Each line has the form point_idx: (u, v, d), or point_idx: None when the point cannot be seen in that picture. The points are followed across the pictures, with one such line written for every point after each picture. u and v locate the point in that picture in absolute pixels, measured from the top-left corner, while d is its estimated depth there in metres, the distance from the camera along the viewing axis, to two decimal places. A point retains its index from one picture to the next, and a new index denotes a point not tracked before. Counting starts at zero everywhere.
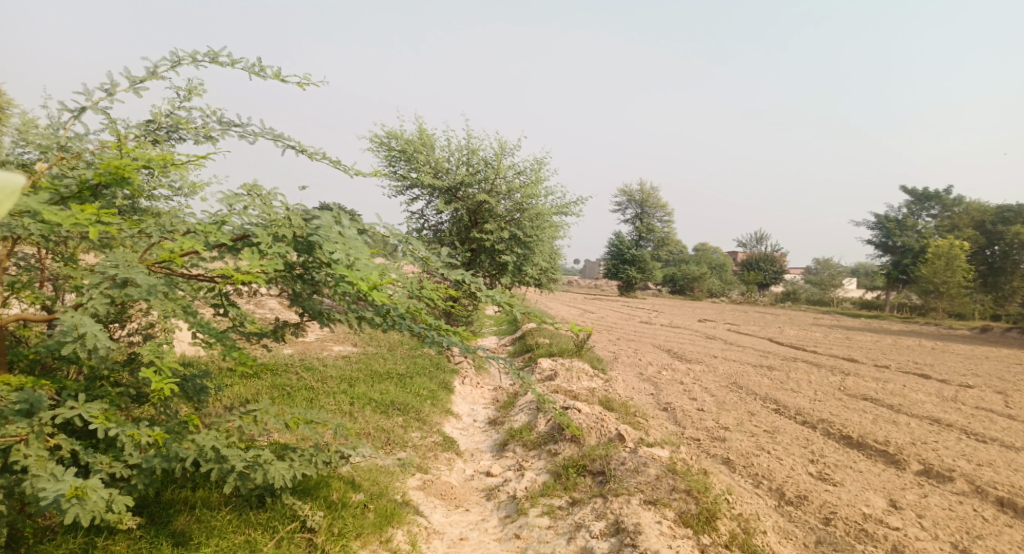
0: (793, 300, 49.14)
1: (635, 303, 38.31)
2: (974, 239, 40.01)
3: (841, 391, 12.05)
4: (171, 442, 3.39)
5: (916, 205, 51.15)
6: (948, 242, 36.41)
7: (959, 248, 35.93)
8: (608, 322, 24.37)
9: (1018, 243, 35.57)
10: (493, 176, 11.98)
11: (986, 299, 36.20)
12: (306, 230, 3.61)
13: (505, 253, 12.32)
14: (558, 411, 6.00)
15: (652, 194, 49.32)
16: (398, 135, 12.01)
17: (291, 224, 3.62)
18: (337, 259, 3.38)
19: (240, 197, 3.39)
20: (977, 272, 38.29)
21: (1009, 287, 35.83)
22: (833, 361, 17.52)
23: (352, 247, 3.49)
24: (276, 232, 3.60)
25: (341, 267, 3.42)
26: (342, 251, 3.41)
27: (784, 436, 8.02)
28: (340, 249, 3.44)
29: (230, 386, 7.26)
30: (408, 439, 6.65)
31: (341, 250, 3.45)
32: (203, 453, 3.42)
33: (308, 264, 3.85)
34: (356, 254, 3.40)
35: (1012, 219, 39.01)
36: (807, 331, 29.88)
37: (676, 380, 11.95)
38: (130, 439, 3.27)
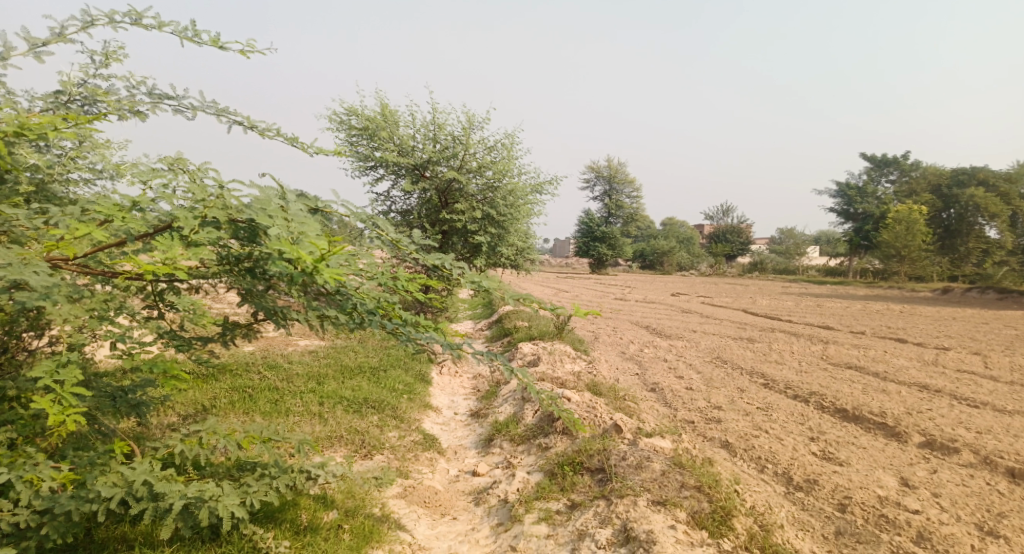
0: (762, 270, 49.58)
1: (607, 280, 38.13)
2: (932, 203, 40.74)
3: (826, 361, 11.85)
4: (90, 480, 3.02)
5: (876, 171, 51.90)
6: (908, 207, 37.00)
7: (919, 212, 36.54)
8: (583, 301, 24.02)
9: (973, 205, 36.32)
10: (463, 152, 11.40)
11: (945, 261, 37.00)
12: (241, 209, 3.05)
13: (478, 234, 11.75)
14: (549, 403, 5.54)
15: (619, 169, 49.10)
16: (359, 112, 11.32)
17: (222, 204, 3.06)
18: (275, 234, 2.85)
19: (158, 172, 2.79)
20: (936, 235, 39.04)
21: (966, 249, 36.63)
22: (811, 329, 17.44)
23: (294, 219, 2.98)
24: (205, 214, 3.03)
25: (282, 244, 2.90)
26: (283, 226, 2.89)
27: (779, 412, 7.72)
28: (280, 224, 2.91)
29: (187, 391, 6.64)
30: (385, 440, 6.13)
31: (279, 222, 2.92)
32: (132, 488, 3.09)
33: (248, 257, 3.28)
34: (299, 227, 2.88)
35: (968, 182, 39.80)
36: (779, 300, 30.03)
37: (659, 358, 11.61)
38: (28, 486, 2.92)
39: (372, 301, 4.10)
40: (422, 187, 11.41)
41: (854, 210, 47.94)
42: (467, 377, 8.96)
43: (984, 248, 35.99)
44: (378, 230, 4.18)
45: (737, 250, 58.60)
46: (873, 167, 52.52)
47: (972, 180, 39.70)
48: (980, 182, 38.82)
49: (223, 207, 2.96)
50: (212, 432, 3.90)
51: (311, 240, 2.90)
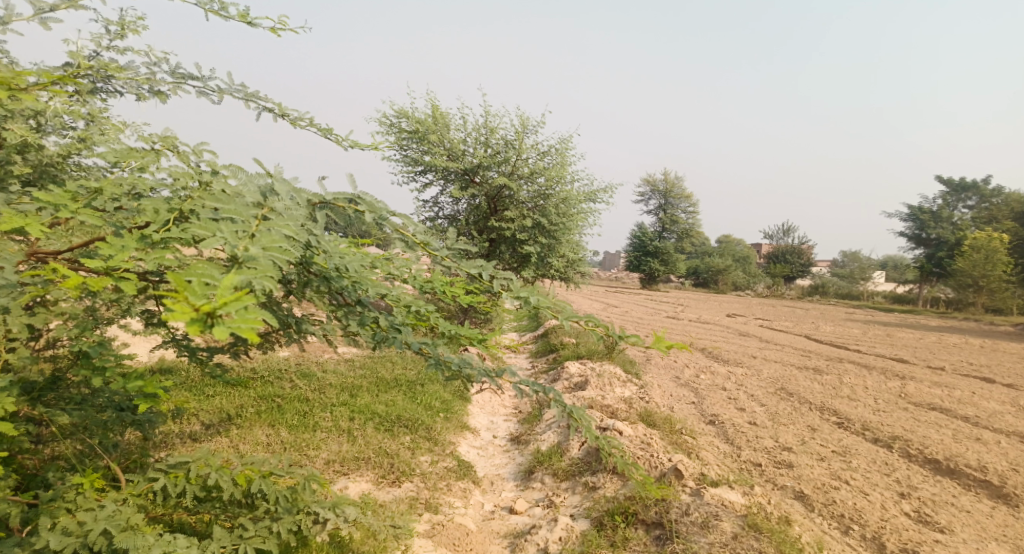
0: (823, 293, 47.37)
1: (659, 297, 37.00)
2: (1014, 231, 38.06)
3: (905, 400, 10.74)
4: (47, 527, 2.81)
5: (952, 195, 49.02)
6: (987, 234, 34.65)
7: (998, 240, 34.16)
8: (633, 318, 23.11)
9: None
10: (516, 157, 10.85)
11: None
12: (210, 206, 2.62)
13: (528, 244, 11.17)
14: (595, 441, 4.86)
15: (675, 183, 47.90)
16: (410, 114, 10.95)
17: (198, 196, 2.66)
18: (212, 247, 2.34)
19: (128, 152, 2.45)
20: (1017, 265, 36.44)
21: None
22: (882, 362, 16.14)
23: (254, 231, 2.45)
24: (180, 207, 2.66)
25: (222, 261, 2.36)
26: (225, 236, 2.38)
27: (858, 459, 6.82)
28: (223, 236, 2.38)
29: (212, 396, 6.26)
30: (417, 465, 5.57)
31: (227, 232, 2.41)
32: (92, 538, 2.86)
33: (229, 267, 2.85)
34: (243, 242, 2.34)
35: None
36: (843, 327, 28.37)
37: (717, 386, 10.74)
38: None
39: (397, 316, 3.67)
40: (470, 192, 10.94)
41: (925, 236, 45.34)
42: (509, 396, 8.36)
43: None
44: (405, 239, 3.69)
45: (797, 272, 56.27)
46: (949, 190, 49.64)
47: None
48: None
49: (190, 202, 2.53)
50: (203, 463, 3.55)
51: (250, 262, 2.31)
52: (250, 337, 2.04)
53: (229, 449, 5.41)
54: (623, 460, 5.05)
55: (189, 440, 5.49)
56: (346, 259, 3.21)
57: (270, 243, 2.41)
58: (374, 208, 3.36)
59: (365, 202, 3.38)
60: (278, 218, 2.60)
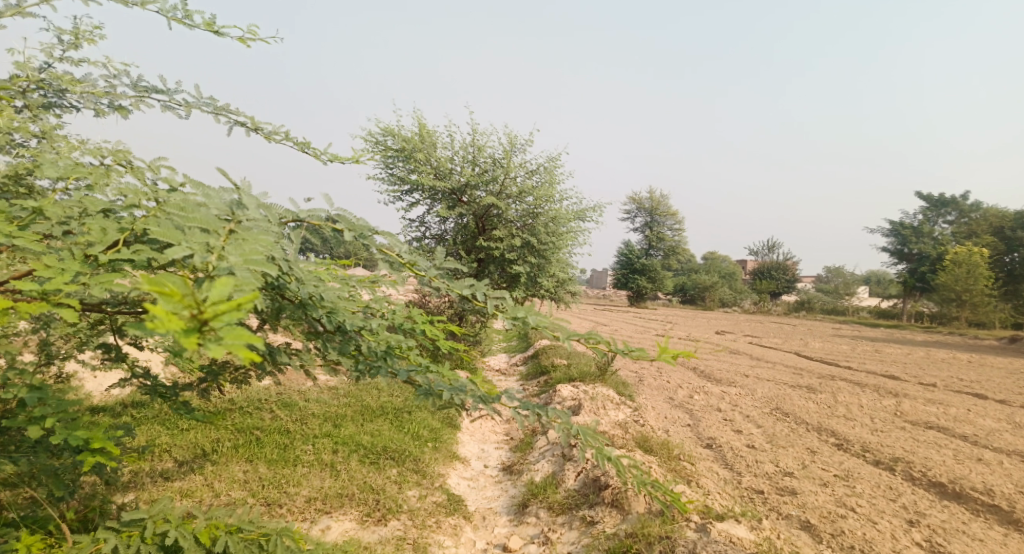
0: (809, 309, 47.55)
1: (647, 315, 36.89)
2: (995, 246, 38.50)
3: (902, 419, 10.57)
4: None
5: (934, 211, 49.63)
6: (969, 249, 34.99)
7: (980, 254, 34.52)
8: (622, 336, 22.91)
9: None
10: (503, 176, 10.67)
11: (1009, 308, 34.75)
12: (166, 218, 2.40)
13: (517, 264, 10.94)
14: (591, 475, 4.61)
15: (661, 202, 48.06)
16: (396, 133, 10.78)
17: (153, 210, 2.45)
18: (176, 256, 2.13)
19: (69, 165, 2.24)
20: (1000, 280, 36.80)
21: None
22: (875, 379, 16.02)
23: (227, 244, 2.22)
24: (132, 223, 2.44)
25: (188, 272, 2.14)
26: (190, 246, 2.17)
27: (862, 483, 6.61)
28: (188, 245, 2.17)
29: (187, 429, 5.95)
30: (404, 501, 5.28)
31: (193, 242, 2.20)
32: None
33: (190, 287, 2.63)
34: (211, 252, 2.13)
35: None
36: (831, 343, 28.36)
37: (712, 407, 10.51)
38: None
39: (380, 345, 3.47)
40: (457, 212, 10.75)
41: (908, 251, 45.77)
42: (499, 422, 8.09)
43: None
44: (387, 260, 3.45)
45: (784, 288, 56.51)
46: (930, 206, 50.26)
47: None
48: None
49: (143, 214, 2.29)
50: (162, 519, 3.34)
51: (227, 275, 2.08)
52: (249, 357, 1.86)
53: (203, 488, 5.10)
54: (621, 494, 4.79)
55: (162, 478, 5.18)
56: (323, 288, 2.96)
57: (248, 256, 2.19)
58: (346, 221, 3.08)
59: (344, 220, 3.13)
60: (250, 232, 2.37)
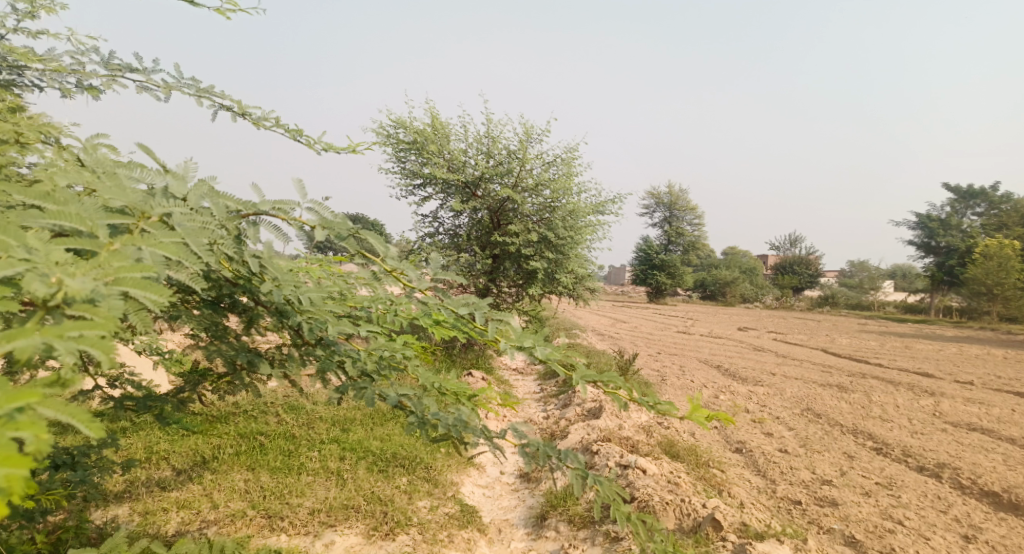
0: (833, 304, 46.57)
1: (666, 311, 36.30)
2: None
3: (942, 420, 10.01)
4: None
5: (962, 203, 48.40)
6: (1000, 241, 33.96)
7: (1011, 247, 33.48)
8: (642, 333, 22.44)
9: None
10: (519, 168, 10.29)
11: None
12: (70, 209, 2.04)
13: (533, 260, 10.52)
14: (617, 493, 4.20)
15: (680, 196, 47.28)
16: (408, 125, 10.44)
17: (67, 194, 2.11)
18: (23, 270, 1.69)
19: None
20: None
21: None
22: (908, 377, 15.41)
23: (106, 254, 1.80)
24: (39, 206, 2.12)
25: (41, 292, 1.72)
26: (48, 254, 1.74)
27: (908, 492, 6.12)
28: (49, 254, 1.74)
29: (189, 435, 5.67)
30: (414, 513, 4.92)
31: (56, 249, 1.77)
32: None
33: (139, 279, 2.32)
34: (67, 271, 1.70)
35: None
36: (858, 339, 27.62)
37: (740, 408, 10.04)
38: None
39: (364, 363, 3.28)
40: (472, 206, 10.38)
41: (935, 244, 44.63)
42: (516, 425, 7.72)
43: None
44: (369, 260, 3.07)
45: (807, 284, 55.48)
46: (958, 198, 49.00)
47: None
48: None
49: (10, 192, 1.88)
50: None
51: (85, 303, 1.66)
52: None
53: (202, 499, 4.79)
54: (650, 509, 4.31)
55: (159, 488, 4.88)
56: (305, 288, 2.61)
57: (123, 274, 1.76)
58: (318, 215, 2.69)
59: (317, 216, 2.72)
60: (154, 237, 1.96)
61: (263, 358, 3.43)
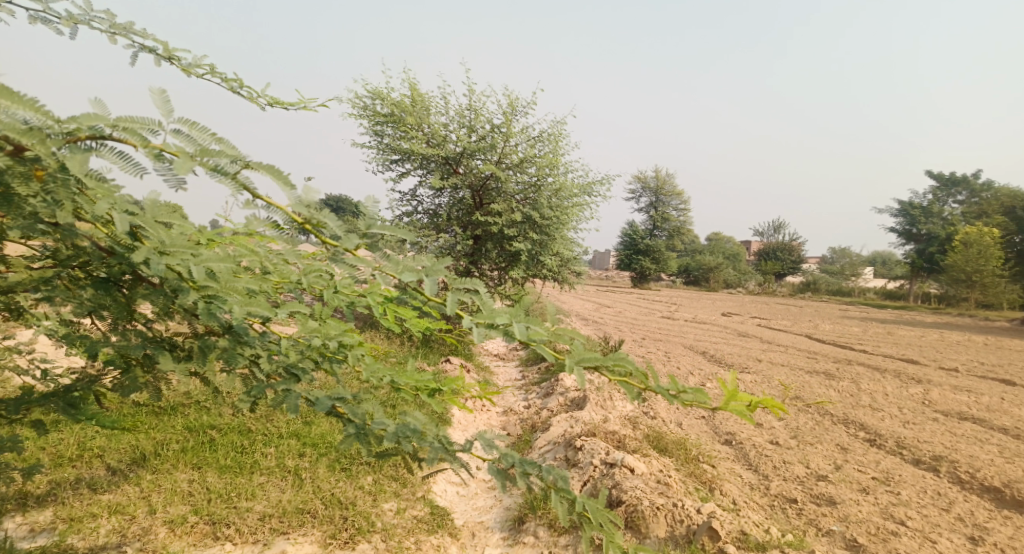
0: (816, 289, 46.68)
1: (650, 296, 36.11)
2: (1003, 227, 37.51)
3: (933, 409, 9.78)
4: None
5: (943, 190, 48.66)
6: (978, 230, 34.11)
7: (989, 235, 33.63)
8: (627, 318, 22.16)
9: None
10: (503, 143, 9.83)
11: (1016, 289, 33.97)
12: None
13: (516, 241, 10.05)
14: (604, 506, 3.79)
15: (666, 180, 46.83)
16: (384, 96, 9.90)
17: None
18: None
19: None
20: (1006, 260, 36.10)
21: None
22: (894, 364, 15.26)
23: None
24: None
25: None
26: None
27: (906, 488, 5.81)
28: None
29: (132, 428, 5.21)
30: (378, 517, 4.50)
31: None
32: None
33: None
34: None
35: None
36: (841, 325, 27.64)
37: (727, 397, 9.74)
38: None
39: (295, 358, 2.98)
40: (451, 183, 9.91)
41: (916, 231, 44.83)
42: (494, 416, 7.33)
43: None
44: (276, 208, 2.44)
45: (789, 270, 55.65)
46: (940, 186, 49.23)
47: None
48: None
49: None
50: None
51: None
52: None
53: (139, 503, 4.39)
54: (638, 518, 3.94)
55: (89, 491, 4.47)
56: (204, 257, 2.40)
57: None
58: (193, 139, 2.16)
59: (190, 142, 2.16)
60: None
61: (168, 352, 3.05)
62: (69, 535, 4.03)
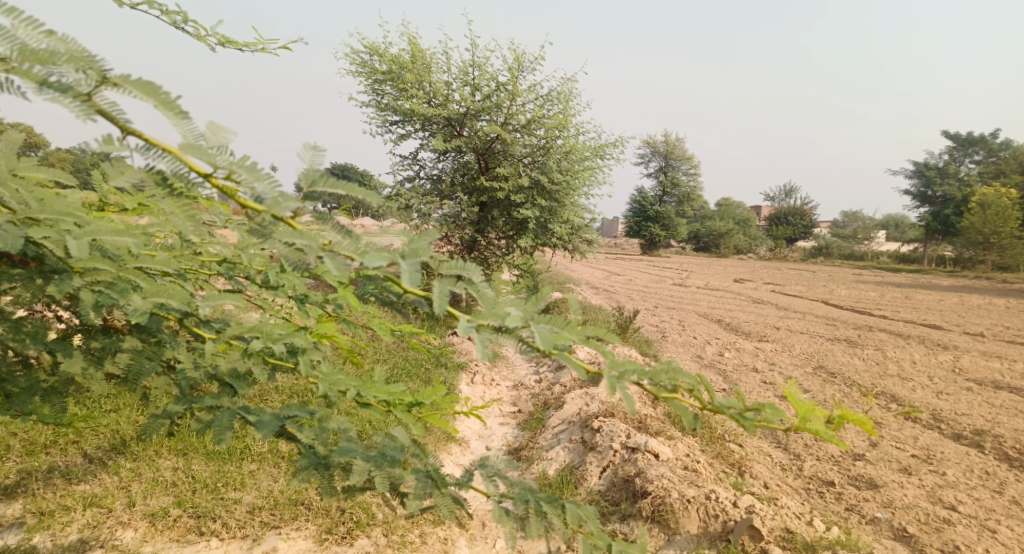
0: (828, 253, 45.91)
1: (660, 263, 35.50)
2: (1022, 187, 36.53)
3: (964, 378, 9.31)
4: None
5: (960, 150, 47.41)
6: (996, 190, 33.20)
7: (1007, 195, 32.77)
8: (639, 286, 21.67)
9: None
10: (509, 102, 9.27)
11: None
12: None
13: (524, 208, 9.52)
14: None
15: (676, 144, 45.73)
16: (383, 52, 9.29)
17: None
18: None
19: None
20: None
21: None
22: (917, 330, 14.76)
23: None
24: None
25: None
26: None
27: (951, 467, 5.35)
28: None
29: (114, 411, 4.80)
30: (378, 510, 4.10)
31: None
32: None
33: None
34: None
35: None
36: (857, 290, 27.05)
37: (747, 368, 9.29)
38: None
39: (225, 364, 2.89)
40: (455, 145, 9.37)
41: (932, 193, 43.82)
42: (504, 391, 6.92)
43: None
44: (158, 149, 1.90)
45: (800, 234, 54.74)
46: (958, 146, 47.94)
47: None
48: None
49: None
50: None
51: None
52: None
53: (117, 494, 3.99)
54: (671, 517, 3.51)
55: (63, 480, 4.08)
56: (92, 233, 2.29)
57: None
58: (19, 38, 1.76)
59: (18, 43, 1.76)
60: None
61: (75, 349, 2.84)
62: (37, 531, 3.63)
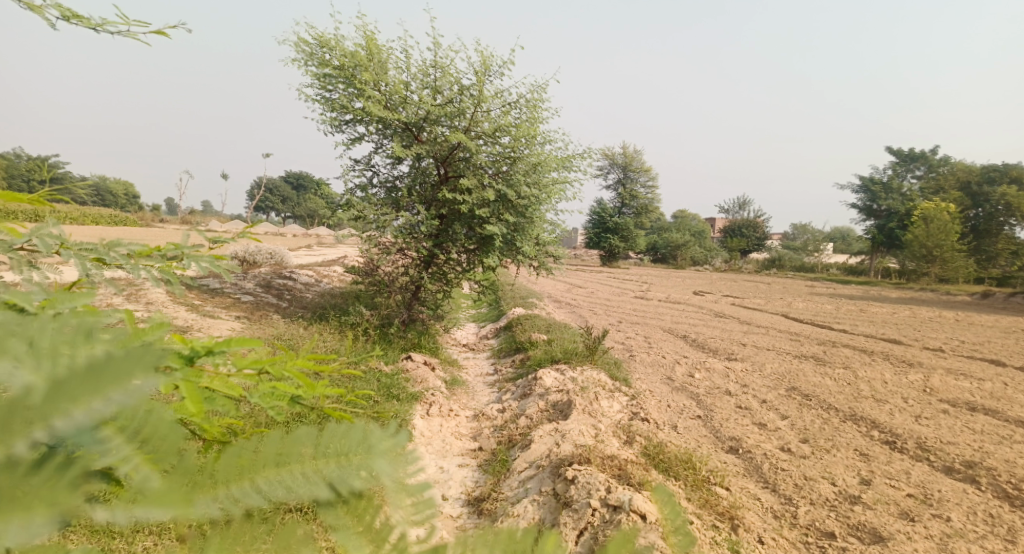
0: (780, 265, 46.61)
1: (619, 275, 35.28)
2: (959, 202, 37.59)
3: (938, 399, 8.99)
4: None
5: (903, 165, 48.87)
6: (937, 205, 34.11)
7: (948, 211, 33.66)
8: (599, 299, 21.25)
9: (1006, 204, 33.69)
10: (473, 109, 8.64)
11: (973, 263, 34.16)
12: None
13: (489, 224, 8.85)
14: None
15: (635, 157, 45.83)
16: (335, 45, 8.57)
17: None
18: None
19: None
20: (962, 236, 36.32)
21: (995, 250, 33.83)
22: (880, 345, 14.63)
23: None
24: None
25: None
26: None
27: (954, 511, 4.89)
28: None
29: None
30: None
31: None
32: None
33: None
34: None
35: (1001, 179, 36.89)
36: (813, 302, 27.22)
37: (719, 390, 8.83)
38: None
39: None
40: (415, 152, 8.70)
41: (877, 207, 44.99)
42: (460, 439, 6.27)
43: (1014, 250, 33.14)
44: None
45: (754, 246, 55.51)
46: (901, 162, 49.33)
47: (1004, 178, 36.82)
48: (1011, 179, 36.03)
49: None
50: None
51: None
52: None
53: None
54: None
55: None
56: None
57: None
58: None
59: None
60: None
61: None
62: None
